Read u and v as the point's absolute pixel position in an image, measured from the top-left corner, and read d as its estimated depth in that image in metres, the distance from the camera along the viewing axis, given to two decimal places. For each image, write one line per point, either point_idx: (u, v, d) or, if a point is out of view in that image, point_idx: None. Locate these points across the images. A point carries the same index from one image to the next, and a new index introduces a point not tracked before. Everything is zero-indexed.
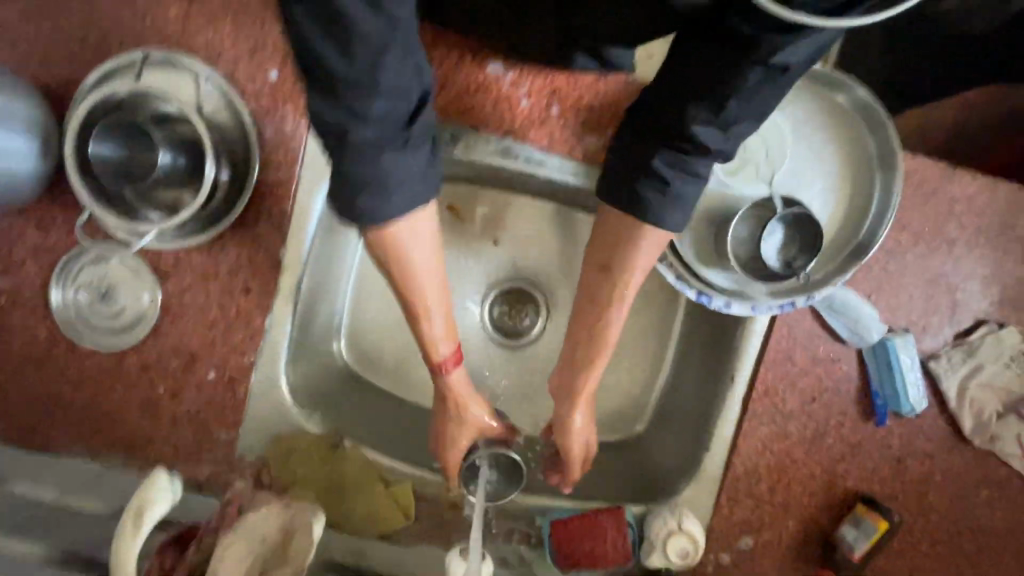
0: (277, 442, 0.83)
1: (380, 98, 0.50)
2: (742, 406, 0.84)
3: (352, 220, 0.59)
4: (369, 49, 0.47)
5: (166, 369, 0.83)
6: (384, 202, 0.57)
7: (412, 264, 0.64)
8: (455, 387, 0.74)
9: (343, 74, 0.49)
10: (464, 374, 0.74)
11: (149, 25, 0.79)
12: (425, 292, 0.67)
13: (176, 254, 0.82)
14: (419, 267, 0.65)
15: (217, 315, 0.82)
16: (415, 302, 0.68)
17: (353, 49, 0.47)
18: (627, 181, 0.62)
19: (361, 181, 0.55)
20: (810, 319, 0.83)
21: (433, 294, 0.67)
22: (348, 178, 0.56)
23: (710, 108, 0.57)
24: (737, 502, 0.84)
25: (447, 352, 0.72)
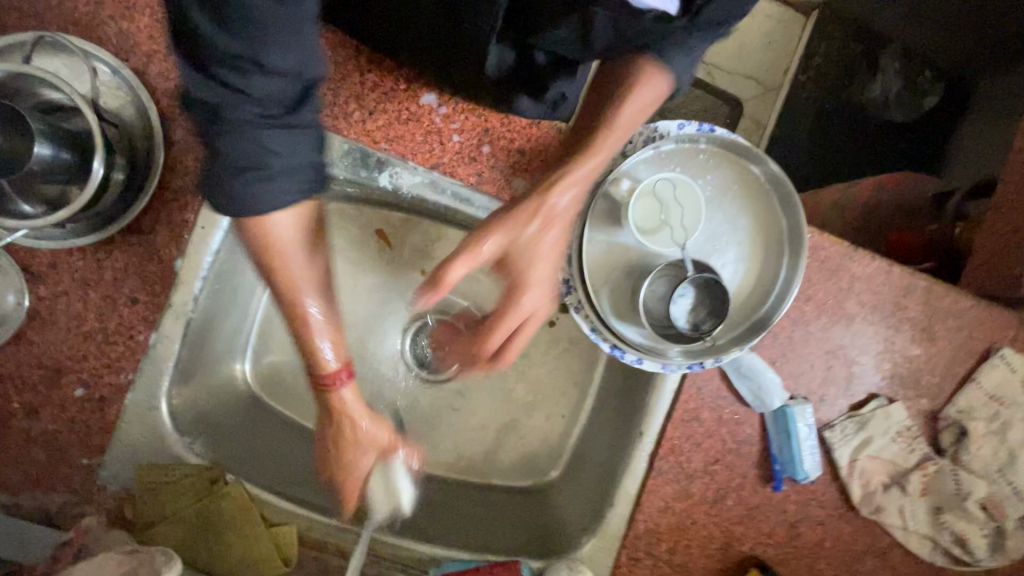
0: (144, 472, 0.75)
1: (261, 75, 0.44)
2: (649, 462, 0.84)
3: (222, 202, 0.51)
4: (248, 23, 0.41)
5: (28, 383, 0.74)
6: (261, 186, 0.49)
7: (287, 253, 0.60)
8: (342, 404, 0.71)
9: (221, 49, 0.42)
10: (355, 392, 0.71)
11: (58, 10, 0.74)
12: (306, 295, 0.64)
13: (56, 255, 0.74)
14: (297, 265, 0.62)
15: (95, 327, 0.75)
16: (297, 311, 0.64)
17: (233, 21, 0.42)
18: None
19: (238, 162, 0.48)
20: (719, 379, 0.84)
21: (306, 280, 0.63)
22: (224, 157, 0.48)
23: None
24: (636, 561, 0.83)
25: (336, 366, 0.68)
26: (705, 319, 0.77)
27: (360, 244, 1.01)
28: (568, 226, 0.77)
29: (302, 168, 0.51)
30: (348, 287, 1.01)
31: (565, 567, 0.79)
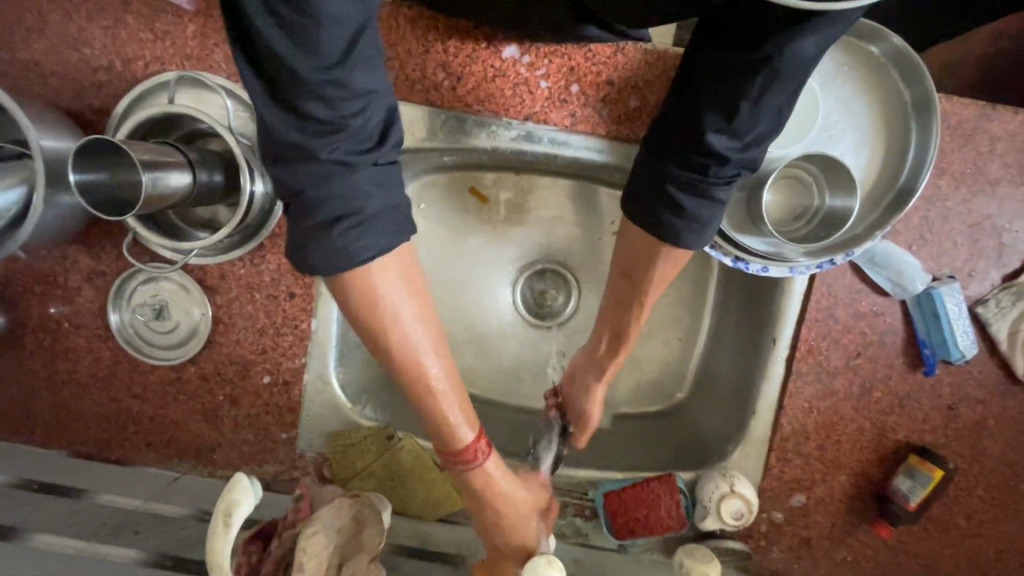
0: (334, 438, 0.87)
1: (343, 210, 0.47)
2: (786, 367, 0.85)
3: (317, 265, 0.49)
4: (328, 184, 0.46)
5: (225, 378, 0.86)
6: (363, 238, 0.48)
7: (393, 304, 0.54)
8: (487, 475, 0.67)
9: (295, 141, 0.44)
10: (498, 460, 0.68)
11: (169, 46, 0.79)
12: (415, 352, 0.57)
13: (222, 268, 0.84)
14: (409, 315, 0.56)
15: (266, 324, 0.85)
16: (386, 341, 0.56)
17: (304, 45, 0.40)
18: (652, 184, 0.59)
19: (325, 200, 0.46)
20: (850, 273, 0.82)
21: (425, 343, 0.58)
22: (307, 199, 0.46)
23: (721, 114, 0.53)
24: (787, 461, 0.85)
25: (472, 437, 0.64)
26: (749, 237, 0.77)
27: (459, 211, 1.06)
28: None
29: (375, 215, 0.48)
30: (457, 254, 1.07)
31: (719, 474, 0.83)
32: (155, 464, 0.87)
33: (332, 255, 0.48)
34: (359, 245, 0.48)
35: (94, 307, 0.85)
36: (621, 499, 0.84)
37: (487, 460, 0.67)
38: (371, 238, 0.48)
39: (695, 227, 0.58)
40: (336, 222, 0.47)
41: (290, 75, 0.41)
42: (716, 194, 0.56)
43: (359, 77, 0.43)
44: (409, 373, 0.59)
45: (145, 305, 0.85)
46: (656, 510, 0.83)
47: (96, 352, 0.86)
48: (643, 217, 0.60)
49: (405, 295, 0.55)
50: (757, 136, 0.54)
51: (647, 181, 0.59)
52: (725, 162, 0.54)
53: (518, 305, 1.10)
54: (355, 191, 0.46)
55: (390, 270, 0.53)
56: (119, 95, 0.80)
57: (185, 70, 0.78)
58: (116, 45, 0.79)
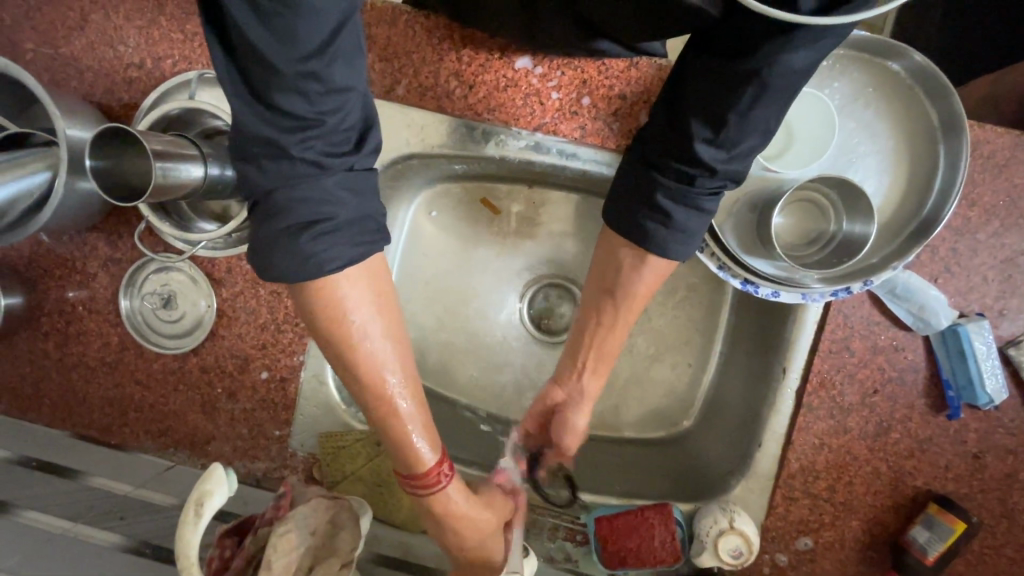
0: (326, 439, 0.86)
1: (314, 205, 0.49)
2: (796, 398, 0.80)
3: (292, 262, 0.50)
4: (303, 179, 0.48)
5: (224, 371, 0.87)
6: (331, 239, 0.50)
7: (356, 316, 0.55)
8: (443, 499, 0.65)
9: (268, 135, 0.46)
10: (456, 490, 0.66)
11: (198, 47, 0.82)
12: (380, 365, 0.58)
13: (230, 262, 0.86)
14: (371, 325, 0.56)
15: (268, 319, 0.86)
16: (348, 354, 0.57)
17: (280, 36, 0.41)
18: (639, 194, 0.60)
19: (302, 199, 0.48)
20: (868, 304, 0.78)
21: (390, 358, 0.58)
22: (282, 198, 0.48)
23: (709, 125, 0.54)
24: (794, 501, 0.80)
25: (433, 459, 0.63)
26: (760, 260, 0.74)
27: (470, 219, 1.06)
28: None
29: (345, 220, 0.50)
30: (465, 262, 1.07)
31: (718, 508, 0.79)
32: (151, 452, 0.88)
33: (298, 261, 0.50)
34: (327, 252, 0.50)
35: (108, 294, 0.88)
36: (612, 525, 0.80)
37: (448, 483, 0.65)
38: (340, 246, 0.51)
39: (681, 237, 0.59)
40: (305, 227, 0.49)
41: (267, 71, 0.43)
42: (700, 205, 0.57)
43: (337, 71, 0.44)
44: (371, 386, 0.59)
45: (154, 294, 0.87)
46: (649, 540, 0.79)
47: (105, 337, 0.88)
48: (629, 224, 0.61)
49: (372, 308, 0.56)
50: (743, 151, 0.55)
51: (634, 189, 0.60)
52: (709, 173, 0.55)
53: (523, 319, 1.08)
54: (327, 197, 0.49)
55: (358, 281, 0.54)
56: (147, 91, 0.83)
57: (208, 69, 0.82)
58: (149, 45, 0.82)
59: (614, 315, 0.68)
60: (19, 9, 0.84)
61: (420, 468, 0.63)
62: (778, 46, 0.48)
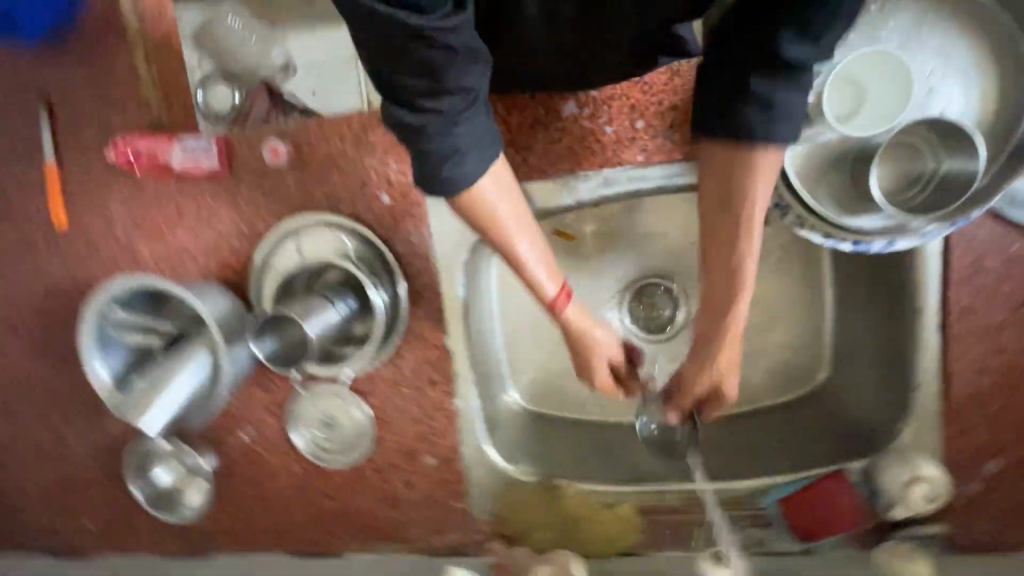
0: (503, 497, 0.95)
1: (462, 155, 0.54)
2: (942, 331, 0.79)
3: (436, 189, 0.56)
4: (442, 137, 0.52)
5: (397, 466, 0.97)
6: (461, 167, 0.55)
7: (497, 210, 0.60)
8: (574, 321, 0.71)
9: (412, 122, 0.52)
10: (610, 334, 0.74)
11: (281, 200, 0.91)
12: (518, 236, 0.63)
13: (370, 373, 0.94)
14: (511, 226, 0.62)
15: (419, 411, 0.95)
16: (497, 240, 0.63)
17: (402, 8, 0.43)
18: (722, 102, 0.54)
19: (441, 149, 0.53)
20: (990, 220, 0.76)
21: (534, 254, 0.64)
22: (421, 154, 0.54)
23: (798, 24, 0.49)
24: (968, 428, 0.80)
25: (555, 291, 0.67)
26: (862, 217, 0.75)
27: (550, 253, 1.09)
28: None
29: (473, 148, 0.54)
30: None
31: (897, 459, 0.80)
32: (359, 551, 1.00)
33: (447, 186, 0.55)
34: (465, 172, 0.55)
35: (278, 430, 0.99)
36: (795, 501, 0.84)
37: (571, 308, 0.70)
38: (477, 162, 0.55)
39: (785, 121, 0.53)
40: (447, 158, 0.54)
41: (394, 48, 0.46)
42: (805, 78, 0.51)
43: (460, 30, 0.46)
44: (506, 250, 0.63)
45: (316, 420, 0.97)
46: (836, 509, 0.82)
47: (289, 466, 1.00)
48: (715, 122, 0.55)
49: (508, 213, 0.61)
50: (830, 41, 0.50)
51: (718, 93, 0.54)
52: (809, 69, 0.51)
53: (629, 327, 1.12)
54: (453, 143, 0.53)
55: (497, 189, 0.59)
56: (252, 253, 0.93)
57: (298, 215, 0.90)
58: (240, 213, 0.92)
59: (722, 228, 0.61)
60: (125, 220, 0.95)
61: (547, 301, 0.67)
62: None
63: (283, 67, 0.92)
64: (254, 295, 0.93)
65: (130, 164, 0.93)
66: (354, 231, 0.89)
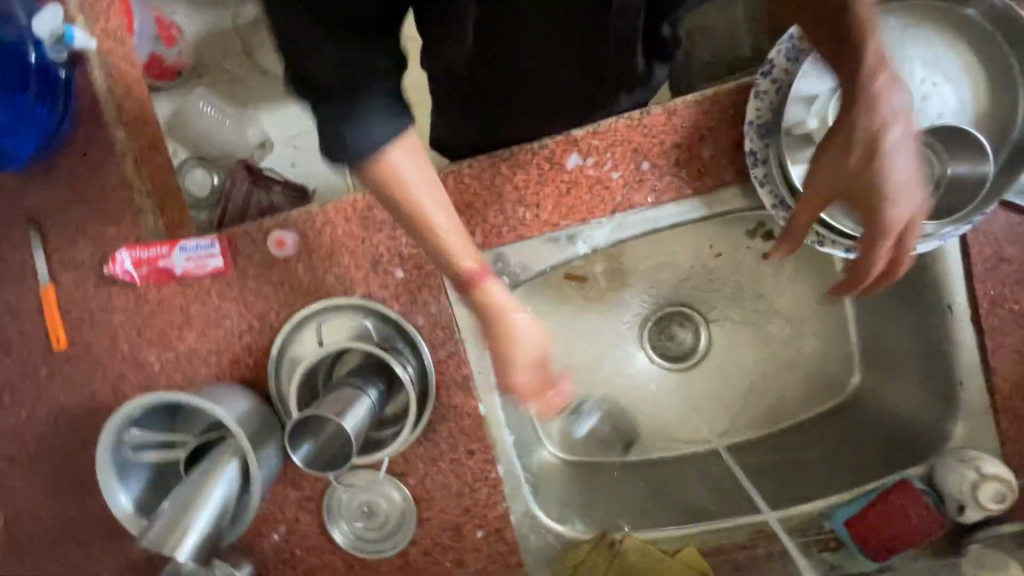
0: (561, 562, 0.90)
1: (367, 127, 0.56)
2: (975, 326, 0.79)
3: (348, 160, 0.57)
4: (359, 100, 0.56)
5: (445, 545, 0.92)
6: (370, 131, 0.56)
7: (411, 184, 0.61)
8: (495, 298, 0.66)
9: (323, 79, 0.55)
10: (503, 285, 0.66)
11: (291, 288, 0.89)
12: (425, 205, 0.62)
13: (404, 452, 0.90)
14: (415, 181, 0.61)
15: (460, 484, 0.90)
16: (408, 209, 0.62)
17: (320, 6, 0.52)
18: None
19: (350, 116, 0.56)
20: (998, 211, 0.77)
21: (446, 223, 0.63)
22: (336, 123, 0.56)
23: None
24: (1020, 417, 0.79)
25: (472, 263, 0.65)
26: None
27: (564, 298, 1.07)
28: (767, 175, 0.77)
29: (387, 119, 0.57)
30: (579, 338, 1.09)
31: (956, 460, 0.79)
32: None
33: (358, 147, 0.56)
34: (373, 134, 0.57)
35: (314, 527, 0.94)
36: (865, 521, 0.81)
37: (490, 279, 0.66)
38: (384, 129, 0.57)
39: None
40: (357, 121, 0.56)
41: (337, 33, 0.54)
42: None
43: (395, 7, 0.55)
44: (412, 214, 0.62)
45: (356, 512, 0.93)
46: (909, 522, 0.79)
47: (330, 564, 0.94)
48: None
49: (417, 172, 0.61)
50: None
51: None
52: None
53: (653, 359, 1.11)
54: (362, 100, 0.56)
55: (408, 156, 0.60)
56: (268, 348, 0.89)
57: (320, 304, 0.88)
58: (250, 307, 0.89)
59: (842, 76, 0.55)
60: (129, 332, 0.91)
61: (466, 274, 0.65)
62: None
63: (257, 145, 1.27)
64: (275, 392, 0.89)
65: (130, 275, 0.89)
66: (373, 312, 0.88)
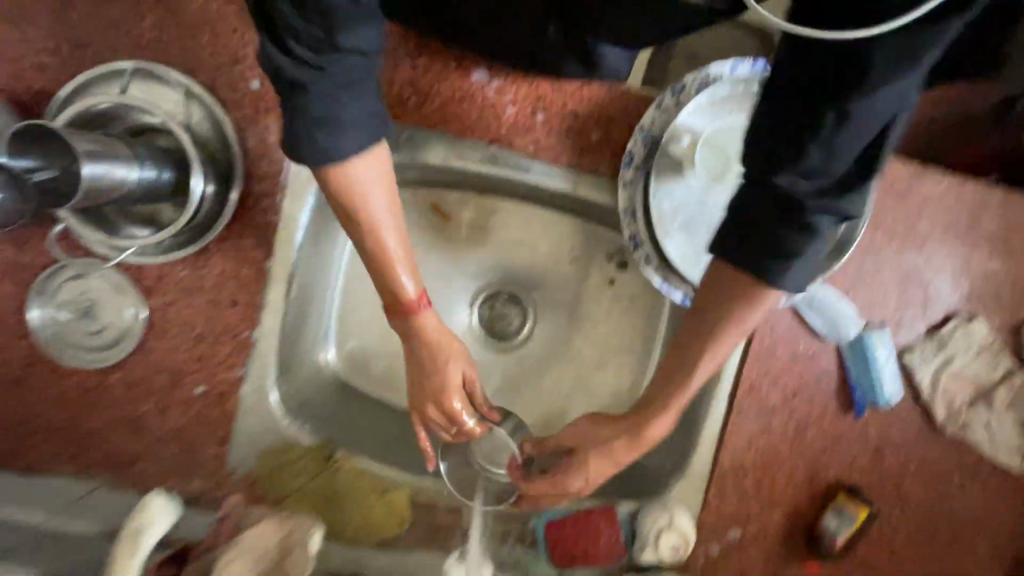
0: (267, 455, 0.83)
1: (344, 96, 0.52)
2: (728, 402, 0.87)
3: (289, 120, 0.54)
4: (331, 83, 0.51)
5: (154, 386, 0.81)
6: (336, 140, 0.54)
7: (379, 219, 0.62)
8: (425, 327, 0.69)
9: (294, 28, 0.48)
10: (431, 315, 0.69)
11: (125, 34, 0.77)
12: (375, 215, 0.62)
13: (161, 269, 0.80)
14: (377, 197, 0.61)
15: (204, 329, 0.81)
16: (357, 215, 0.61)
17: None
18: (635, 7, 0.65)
19: (306, 110, 0.52)
20: (791, 315, 0.86)
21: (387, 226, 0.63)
22: (300, 108, 0.52)
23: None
24: (725, 496, 0.87)
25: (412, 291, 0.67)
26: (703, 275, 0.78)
27: (422, 226, 1.04)
28: (631, 182, 0.80)
29: (352, 114, 0.53)
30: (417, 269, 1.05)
31: (660, 507, 0.84)
32: (65, 477, 0.81)
33: (309, 107, 0.52)
34: (338, 142, 0.54)
35: (15, 302, 0.80)
36: (561, 529, 0.85)
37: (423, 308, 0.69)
38: (347, 139, 0.55)
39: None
40: (320, 124, 0.53)
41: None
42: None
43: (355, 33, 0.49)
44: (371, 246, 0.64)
45: (71, 304, 0.80)
46: (596, 540, 0.85)
47: (11, 351, 0.81)
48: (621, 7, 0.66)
49: (380, 182, 0.60)
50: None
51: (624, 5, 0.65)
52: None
53: (474, 326, 1.09)
54: (342, 82, 0.51)
55: (372, 163, 0.58)
56: (66, 82, 0.77)
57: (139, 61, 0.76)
58: (69, 31, 0.76)
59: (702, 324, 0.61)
60: None
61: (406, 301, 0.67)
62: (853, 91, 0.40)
63: None
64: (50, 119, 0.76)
65: None
66: (201, 104, 0.78)
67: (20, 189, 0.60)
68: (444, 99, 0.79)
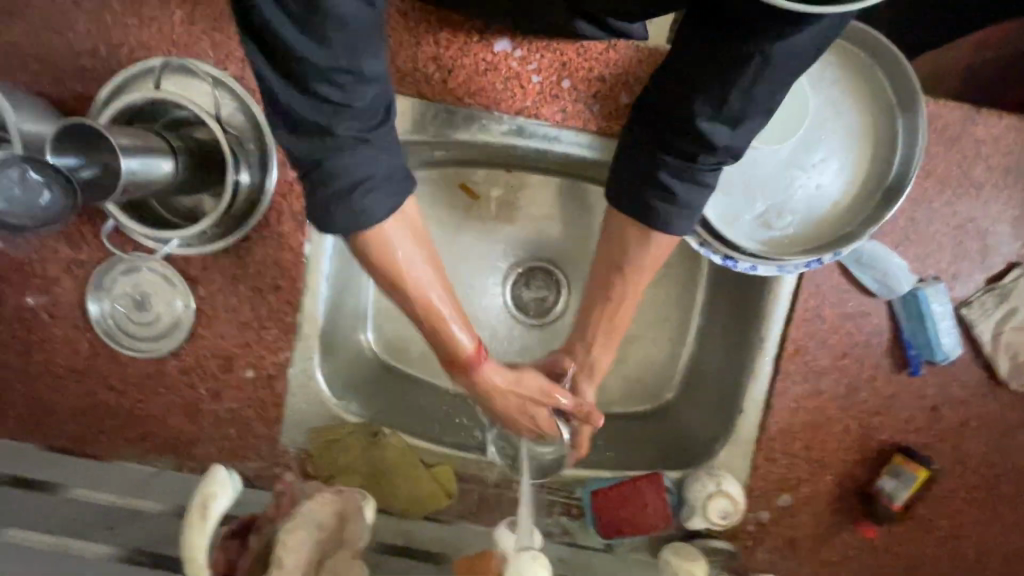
0: (317, 434, 0.85)
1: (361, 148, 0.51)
2: (773, 365, 0.85)
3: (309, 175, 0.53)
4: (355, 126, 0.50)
5: (207, 371, 0.85)
6: (367, 203, 0.54)
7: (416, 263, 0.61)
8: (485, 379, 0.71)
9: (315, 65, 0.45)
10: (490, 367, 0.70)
11: (155, 32, 0.79)
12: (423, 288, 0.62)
13: (205, 258, 0.83)
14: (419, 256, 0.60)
15: (250, 315, 0.84)
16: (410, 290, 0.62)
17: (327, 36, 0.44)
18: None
19: (335, 171, 0.52)
20: (838, 273, 0.83)
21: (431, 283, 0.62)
22: (326, 171, 0.52)
23: None
24: (773, 461, 0.85)
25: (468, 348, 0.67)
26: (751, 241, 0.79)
27: (448, 206, 1.03)
28: None
29: (381, 173, 0.53)
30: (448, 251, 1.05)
31: (706, 473, 0.83)
32: (132, 460, 0.85)
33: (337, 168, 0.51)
34: (370, 206, 0.54)
35: (74, 297, 0.84)
36: (607, 497, 0.83)
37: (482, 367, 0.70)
38: (382, 197, 0.55)
39: None
40: (350, 186, 0.53)
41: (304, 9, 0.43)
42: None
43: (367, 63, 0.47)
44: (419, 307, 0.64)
45: (126, 296, 0.84)
46: (642, 509, 0.83)
47: (75, 344, 0.85)
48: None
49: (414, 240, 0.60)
50: None
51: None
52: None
53: (508, 304, 1.07)
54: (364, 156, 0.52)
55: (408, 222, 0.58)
56: (105, 82, 0.79)
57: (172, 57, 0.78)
58: (104, 33, 0.79)
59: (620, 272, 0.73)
60: None
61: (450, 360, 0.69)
62: (772, 34, 0.51)
63: None
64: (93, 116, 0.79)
65: None
66: (233, 96, 0.79)
67: (67, 188, 0.62)
68: (468, 73, 0.78)
